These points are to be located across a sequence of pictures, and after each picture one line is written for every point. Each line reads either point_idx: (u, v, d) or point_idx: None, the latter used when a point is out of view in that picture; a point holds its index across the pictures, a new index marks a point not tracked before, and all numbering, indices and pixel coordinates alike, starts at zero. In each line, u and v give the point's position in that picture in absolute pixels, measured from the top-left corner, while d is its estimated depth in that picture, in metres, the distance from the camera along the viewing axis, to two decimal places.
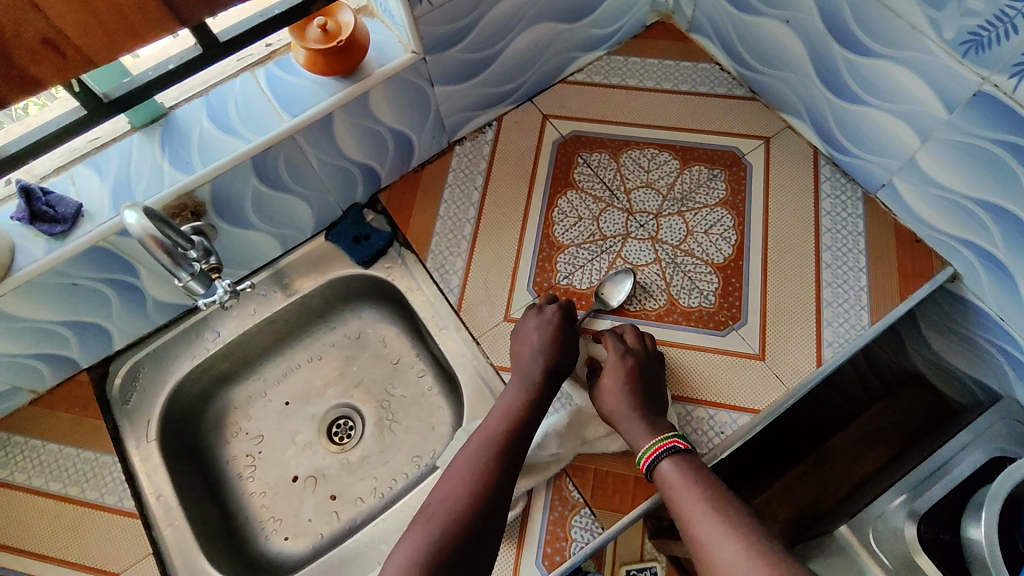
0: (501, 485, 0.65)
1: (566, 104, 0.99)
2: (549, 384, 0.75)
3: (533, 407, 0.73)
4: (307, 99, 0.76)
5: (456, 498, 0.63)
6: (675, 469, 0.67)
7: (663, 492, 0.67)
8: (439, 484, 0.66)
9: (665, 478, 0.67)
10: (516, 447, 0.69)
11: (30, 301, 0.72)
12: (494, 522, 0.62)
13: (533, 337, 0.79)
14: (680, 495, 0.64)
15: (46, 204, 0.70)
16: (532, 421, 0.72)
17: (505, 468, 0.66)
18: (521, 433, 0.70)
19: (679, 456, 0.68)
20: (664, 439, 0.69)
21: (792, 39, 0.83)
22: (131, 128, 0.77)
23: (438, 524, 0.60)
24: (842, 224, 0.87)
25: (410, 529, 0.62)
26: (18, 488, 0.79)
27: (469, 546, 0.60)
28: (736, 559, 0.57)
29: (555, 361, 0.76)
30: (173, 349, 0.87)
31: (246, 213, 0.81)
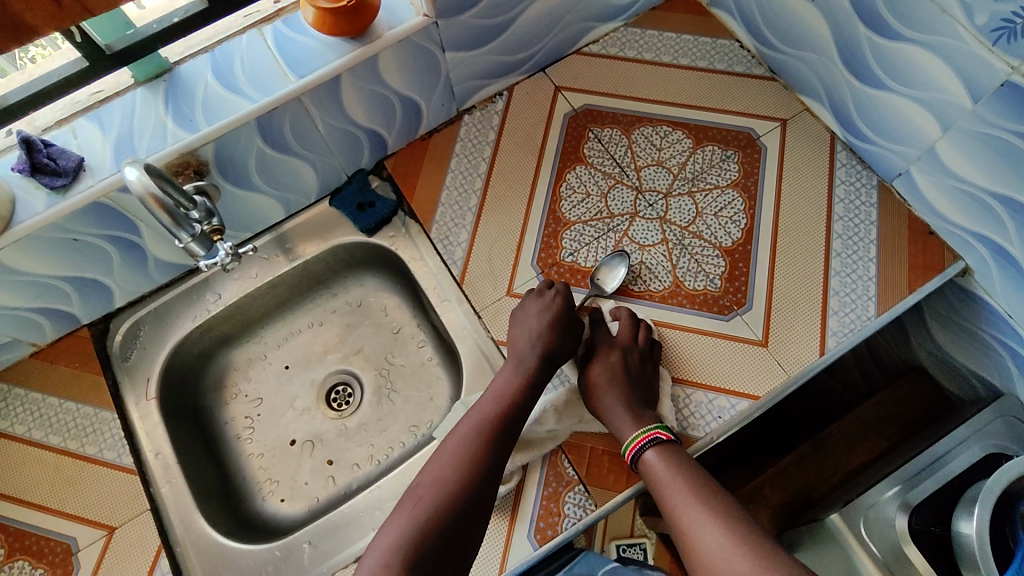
0: (490, 472, 0.65)
1: (579, 76, 0.97)
2: (544, 372, 0.75)
3: (526, 396, 0.73)
4: (314, 60, 0.74)
5: (445, 483, 0.63)
6: (660, 459, 0.69)
7: (649, 481, 0.69)
8: (428, 466, 0.66)
9: (651, 468, 0.69)
10: (506, 434, 0.69)
11: (30, 255, 0.71)
12: (480, 508, 0.63)
13: (531, 322, 0.78)
14: (665, 484, 0.67)
15: (47, 157, 0.68)
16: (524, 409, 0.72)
17: (494, 455, 0.67)
18: (512, 420, 0.70)
19: (660, 447, 0.70)
20: (647, 432, 0.72)
21: (816, 19, 0.81)
22: (134, 83, 0.74)
23: (425, 508, 0.61)
24: (855, 212, 0.86)
25: (398, 508, 0.63)
26: (19, 439, 0.80)
27: (454, 530, 0.61)
28: (718, 541, 0.59)
29: (552, 349, 0.76)
30: (174, 309, 0.87)
31: (250, 174, 0.80)
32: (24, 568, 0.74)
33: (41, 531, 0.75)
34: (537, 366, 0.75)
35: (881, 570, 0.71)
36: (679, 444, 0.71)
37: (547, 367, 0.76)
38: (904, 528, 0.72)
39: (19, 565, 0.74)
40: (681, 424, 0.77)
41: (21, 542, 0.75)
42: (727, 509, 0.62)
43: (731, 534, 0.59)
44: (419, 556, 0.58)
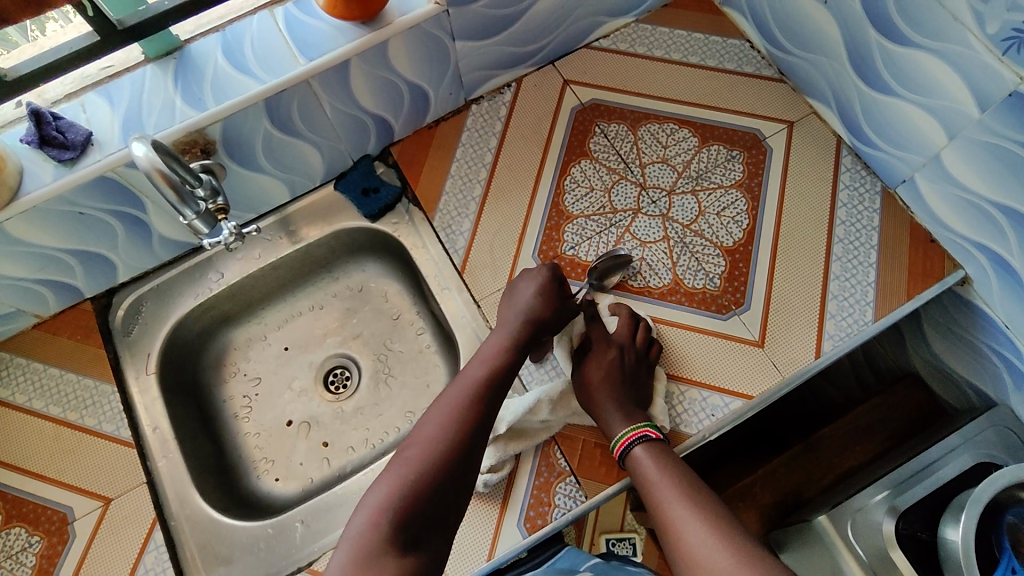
0: (477, 434, 0.66)
1: (588, 70, 0.97)
2: (532, 337, 0.75)
3: (511, 357, 0.73)
4: (324, 45, 0.75)
5: (434, 445, 0.63)
6: (648, 456, 0.69)
7: (634, 476, 0.70)
8: (418, 429, 0.66)
9: (637, 463, 0.70)
10: (494, 400, 0.69)
11: (36, 226, 0.72)
12: (468, 469, 0.64)
13: (522, 296, 0.77)
14: (651, 480, 0.67)
15: (56, 129, 0.69)
16: (511, 371, 0.72)
17: (480, 416, 0.67)
18: (499, 382, 0.70)
19: (650, 444, 0.71)
20: (637, 428, 0.72)
21: (827, 22, 0.81)
22: (145, 59, 0.75)
23: (415, 470, 0.62)
24: (857, 217, 0.86)
25: (384, 473, 0.63)
26: (19, 408, 0.81)
27: (444, 491, 0.61)
28: (703, 537, 0.60)
29: (542, 319, 0.75)
30: (176, 286, 0.88)
31: (256, 155, 0.80)
32: (21, 534, 0.75)
33: (38, 499, 0.76)
34: (524, 330, 0.74)
35: (866, 572, 0.72)
36: (666, 443, 0.72)
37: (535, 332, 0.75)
38: (891, 533, 0.73)
39: (15, 532, 0.75)
40: (673, 421, 0.78)
41: (19, 509, 0.76)
42: (711, 506, 0.63)
43: (715, 532, 0.60)
44: (409, 518, 0.59)
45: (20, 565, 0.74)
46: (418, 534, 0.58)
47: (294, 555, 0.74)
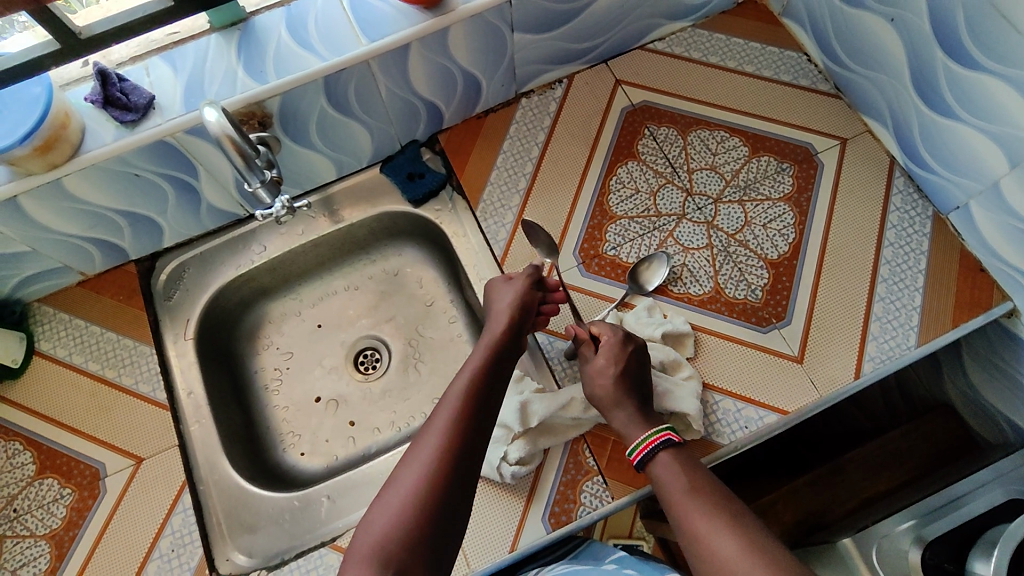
0: (479, 428, 0.65)
1: (642, 71, 0.96)
2: (517, 336, 0.75)
3: (501, 357, 0.72)
4: (387, 26, 0.75)
5: (441, 450, 0.62)
6: (670, 465, 0.67)
7: (657, 483, 0.67)
8: (420, 439, 0.64)
9: (661, 469, 0.67)
10: (489, 397, 0.68)
11: (93, 185, 0.73)
12: (475, 464, 0.63)
13: (505, 298, 0.78)
14: (672, 490, 0.65)
15: (120, 91, 0.70)
16: (502, 373, 0.71)
17: (482, 419, 0.66)
18: (493, 383, 0.69)
19: (671, 451, 0.69)
20: (657, 433, 0.70)
21: (892, 40, 0.79)
22: (210, 28, 0.76)
23: (424, 482, 0.59)
24: (906, 240, 0.84)
25: (386, 486, 0.61)
26: (59, 362, 0.82)
27: (453, 501, 0.60)
28: (733, 553, 0.57)
29: (524, 318, 0.76)
30: (220, 255, 0.89)
31: (309, 131, 0.81)
32: (53, 485, 0.76)
33: (72, 452, 0.78)
34: (509, 330, 0.74)
35: None
36: (689, 451, 0.70)
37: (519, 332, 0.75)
38: (916, 562, 0.72)
39: (48, 482, 0.77)
40: (705, 429, 0.77)
41: (52, 460, 0.77)
42: (740, 519, 0.60)
43: (747, 547, 0.57)
44: (422, 531, 0.57)
45: (50, 516, 0.75)
46: (431, 554, 0.56)
47: (318, 529, 0.75)
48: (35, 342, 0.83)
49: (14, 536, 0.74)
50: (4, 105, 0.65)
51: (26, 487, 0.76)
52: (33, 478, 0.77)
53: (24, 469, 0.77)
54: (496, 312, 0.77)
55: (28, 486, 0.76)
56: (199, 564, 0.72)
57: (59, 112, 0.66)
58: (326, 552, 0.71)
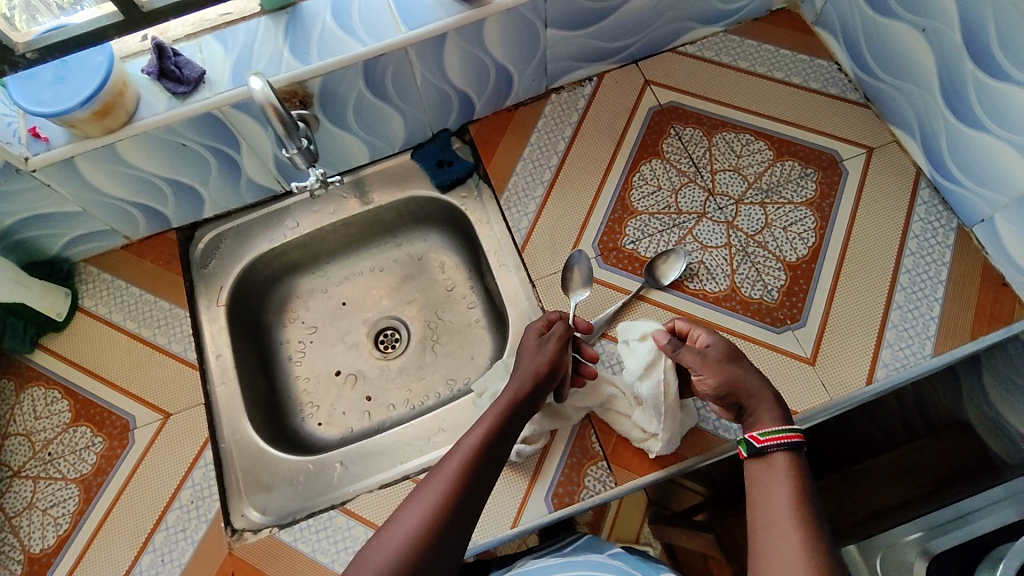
0: (481, 489, 0.62)
1: (670, 72, 0.98)
2: (537, 401, 0.72)
3: (517, 416, 0.69)
4: (426, 16, 0.78)
5: (439, 505, 0.59)
6: (784, 466, 0.63)
7: (757, 474, 0.64)
8: (420, 488, 0.61)
9: (771, 466, 0.64)
10: (498, 457, 0.65)
11: (143, 151, 0.77)
12: (470, 525, 0.60)
13: (535, 357, 0.74)
14: (775, 491, 0.61)
15: (174, 64, 0.75)
16: (514, 436, 0.68)
17: (488, 475, 0.63)
18: (504, 441, 0.67)
19: (793, 457, 0.64)
20: (785, 431, 0.65)
21: (923, 50, 0.80)
22: (260, 11, 0.81)
23: (417, 537, 0.56)
24: (928, 250, 0.84)
25: (378, 535, 0.58)
26: (98, 318, 0.87)
27: (447, 554, 0.57)
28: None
29: (549, 380, 0.73)
30: (255, 229, 0.93)
31: (347, 114, 0.85)
32: (86, 434, 0.81)
33: (106, 404, 0.82)
34: (529, 393, 0.71)
35: None
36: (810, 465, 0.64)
37: (540, 394, 0.72)
38: None
39: (81, 430, 0.81)
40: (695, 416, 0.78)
41: (87, 410, 0.82)
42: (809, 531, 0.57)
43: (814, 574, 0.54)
44: None
45: (81, 461, 0.79)
46: None
47: (330, 492, 0.78)
48: (79, 299, 0.88)
49: (48, 478, 0.79)
50: (70, 71, 0.70)
51: (61, 434, 0.81)
52: (67, 425, 0.81)
53: (60, 416, 0.82)
54: (520, 371, 0.74)
55: (63, 433, 0.81)
56: (216, 517, 0.76)
57: (118, 81, 0.71)
58: (334, 515, 0.74)
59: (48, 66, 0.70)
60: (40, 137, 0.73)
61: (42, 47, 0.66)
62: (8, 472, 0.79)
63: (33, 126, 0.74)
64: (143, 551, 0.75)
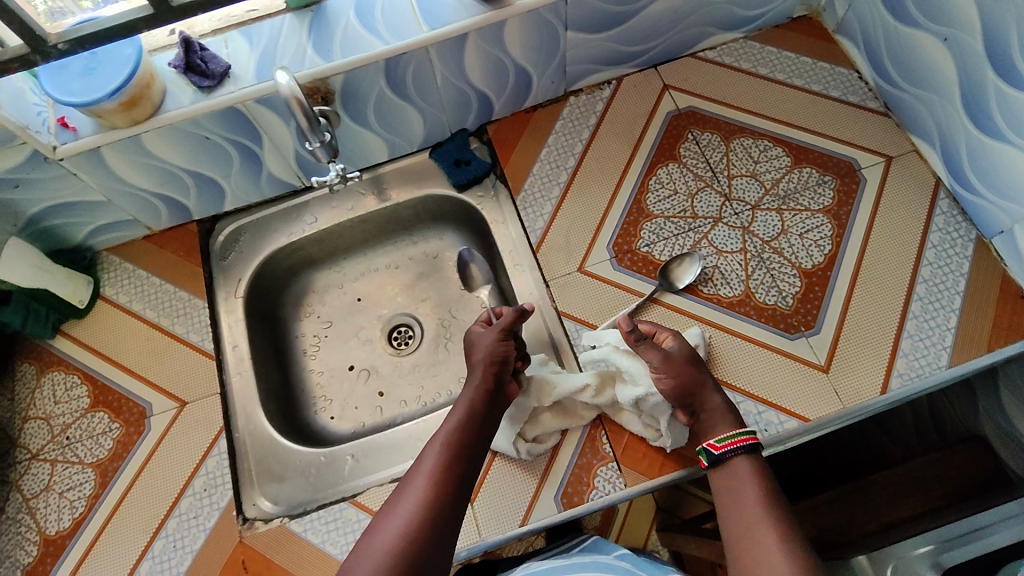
0: (460, 477, 0.66)
1: (690, 77, 0.98)
2: (498, 387, 0.75)
3: (481, 409, 0.72)
4: (448, 16, 0.79)
5: (422, 500, 0.63)
6: (747, 470, 0.68)
7: (722, 481, 0.69)
8: (397, 500, 0.64)
9: (732, 471, 0.69)
10: (471, 445, 0.69)
11: (168, 143, 0.79)
12: (457, 511, 0.64)
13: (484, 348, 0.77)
14: (742, 495, 0.67)
15: (200, 59, 0.76)
16: (485, 424, 0.72)
17: (461, 476, 0.66)
18: (473, 438, 0.70)
19: (751, 459, 0.69)
20: (740, 435, 0.70)
21: (945, 60, 0.80)
22: (286, 8, 0.82)
23: (406, 527, 0.60)
24: (946, 260, 0.83)
25: (367, 536, 0.62)
26: (119, 307, 0.89)
27: (437, 546, 0.60)
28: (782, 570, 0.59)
29: (504, 365, 0.75)
30: (274, 223, 0.94)
31: (367, 111, 0.86)
32: (104, 419, 0.82)
33: (124, 391, 0.84)
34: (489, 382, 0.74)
35: None
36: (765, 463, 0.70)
37: (499, 383, 0.75)
38: None
39: (99, 415, 0.82)
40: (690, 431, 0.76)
41: (105, 396, 0.83)
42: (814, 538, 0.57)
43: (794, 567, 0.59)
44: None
45: (98, 446, 0.81)
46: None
47: (340, 485, 0.79)
48: (100, 287, 0.90)
49: (65, 461, 0.80)
50: (99, 62, 0.71)
51: (79, 418, 0.82)
52: (86, 410, 0.83)
53: (79, 401, 0.83)
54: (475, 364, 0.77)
55: (81, 417, 0.82)
56: (228, 505, 0.77)
57: (145, 73, 0.72)
58: (345, 507, 0.75)
59: (78, 58, 0.72)
60: (68, 127, 0.75)
61: (73, 38, 0.67)
62: (27, 454, 0.81)
63: (62, 116, 0.75)
64: (156, 537, 0.76)
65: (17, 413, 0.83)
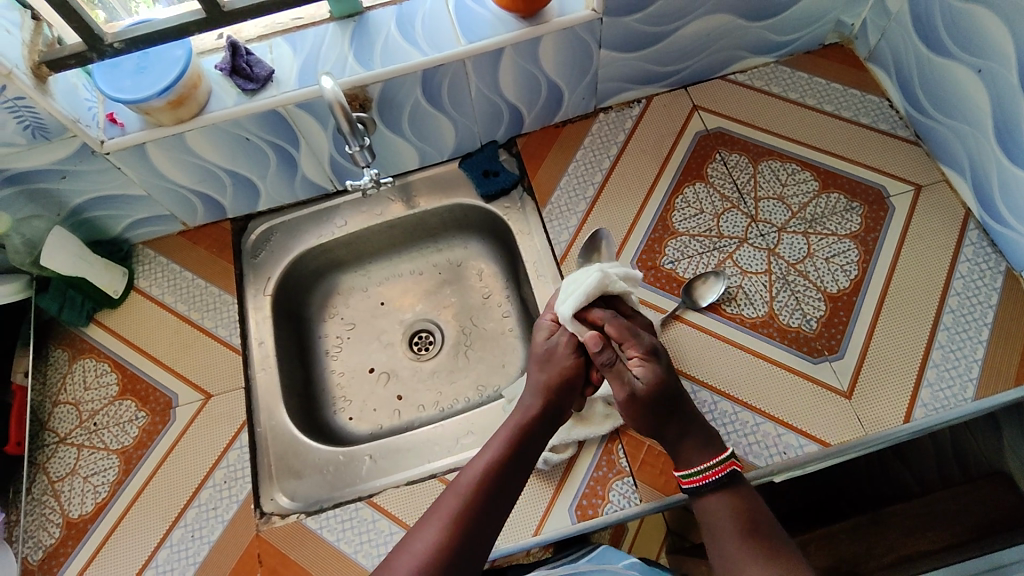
0: (489, 512, 0.65)
1: (719, 99, 0.99)
2: (551, 418, 0.72)
3: (527, 440, 0.69)
4: (486, 30, 0.81)
5: (442, 534, 0.62)
6: (724, 501, 0.68)
7: (703, 514, 0.69)
8: (424, 522, 0.65)
9: (711, 505, 0.69)
10: (508, 479, 0.67)
11: (210, 143, 0.81)
12: (479, 549, 0.63)
13: (545, 368, 0.75)
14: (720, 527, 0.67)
15: (246, 62, 0.79)
16: (529, 456, 0.69)
17: (488, 513, 0.65)
18: (509, 473, 0.67)
19: (727, 486, 0.69)
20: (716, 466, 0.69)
21: (979, 92, 0.80)
22: (330, 18, 0.85)
23: (420, 564, 0.60)
24: (974, 292, 0.83)
25: (387, 561, 0.63)
26: (151, 299, 0.91)
27: None
28: None
29: (560, 394, 0.73)
30: (304, 225, 0.97)
31: (402, 120, 0.88)
32: (131, 408, 0.84)
33: (152, 380, 0.85)
34: (540, 411, 0.71)
35: None
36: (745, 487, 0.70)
37: (552, 413, 0.72)
38: None
39: (126, 403, 0.84)
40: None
41: (133, 384, 0.85)
42: None
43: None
44: None
45: (124, 434, 0.83)
46: None
47: (357, 485, 0.80)
48: (134, 279, 0.92)
49: (91, 447, 0.82)
50: (150, 62, 0.74)
51: (107, 405, 0.84)
52: (114, 397, 0.85)
53: (108, 389, 0.85)
54: (531, 387, 0.74)
55: (109, 405, 0.84)
56: (247, 499, 0.78)
57: (193, 74, 0.75)
58: (361, 506, 0.76)
59: (131, 56, 0.75)
60: (117, 123, 0.78)
61: (128, 38, 0.70)
62: (55, 438, 0.83)
63: (111, 112, 0.78)
64: (174, 526, 0.77)
65: (47, 397, 0.85)
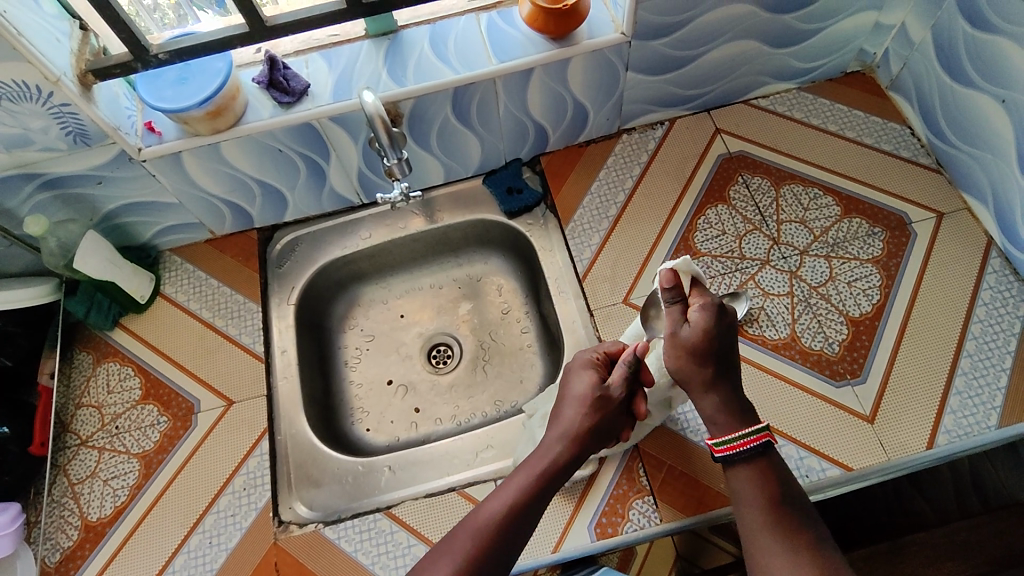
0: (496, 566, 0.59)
1: (741, 123, 1.00)
2: (572, 466, 0.67)
3: (545, 488, 0.65)
4: (516, 50, 0.83)
5: None
6: (753, 471, 0.65)
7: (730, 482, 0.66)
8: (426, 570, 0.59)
9: (740, 474, 0.65)
10: (519, 529, 0.62)
11: (243, 153, 0.83)
12: None
13: (574, 409, 0.69)
14: (746, 501, 0.64)
15: (283, 76, 0.81)
16: (543, 506, 0.64)
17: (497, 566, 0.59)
18: (522, 524, 0.62)
19: (759, 459, 0.65)
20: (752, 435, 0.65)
21: (1002, 120, 0.81)
22: (365, 36, 0.87)
23: None
24: (997, 320, 0.83)
25: None
26: (176, 304, 0.92)
27: None
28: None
29: (587, 441, 0.68)
30: (329, 236, 0.98)
31: (431, 135, 0.90)
32: (153, 412, 0.85)
33: (174, 385, 0.86)
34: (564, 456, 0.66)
35: None
36: (778, 460, 0.66)
37: (576, 462, 0.67)
38: None
39: (149, 408, 0.85)
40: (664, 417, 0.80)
41: (156, 389, 0.86)
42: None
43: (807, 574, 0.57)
44: None
45: (145, 438, 0.83)
46: None
47: (375, 495, 0.80)
48: (160, 285, 0.94)
49: (112, 450, 0.83)
50: (191, 73, 0.76)
51: (129, 409, 0.85)
52: (137, 402, 0.85)
53: (131, 393, 0.86)
54: (555, 427, 0.69)
55: (131, 408, 0.85)
56: (266, 506, 0.78)
57: (232, 86, 0.77)
58: (379, 518, 0.76)
59: (173, 68, 0.77)
60: (155, 131, 0.79)
61: (172, 49, 0.73)
62: (77, 440, 0.83)
63: (150, 121, 0.80)
64: (192, 531, 0.77)
65: (71, 399, 0.86)
